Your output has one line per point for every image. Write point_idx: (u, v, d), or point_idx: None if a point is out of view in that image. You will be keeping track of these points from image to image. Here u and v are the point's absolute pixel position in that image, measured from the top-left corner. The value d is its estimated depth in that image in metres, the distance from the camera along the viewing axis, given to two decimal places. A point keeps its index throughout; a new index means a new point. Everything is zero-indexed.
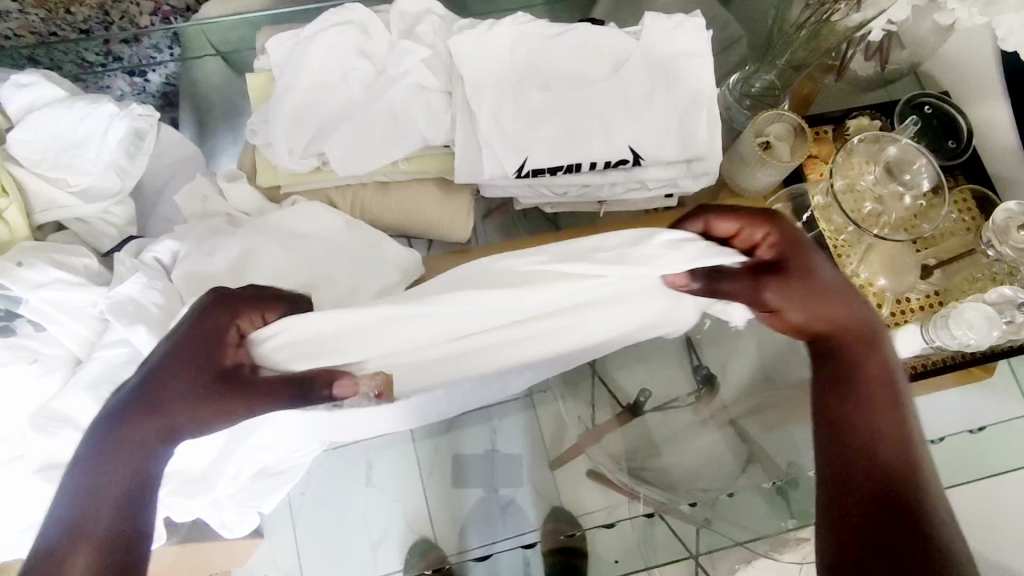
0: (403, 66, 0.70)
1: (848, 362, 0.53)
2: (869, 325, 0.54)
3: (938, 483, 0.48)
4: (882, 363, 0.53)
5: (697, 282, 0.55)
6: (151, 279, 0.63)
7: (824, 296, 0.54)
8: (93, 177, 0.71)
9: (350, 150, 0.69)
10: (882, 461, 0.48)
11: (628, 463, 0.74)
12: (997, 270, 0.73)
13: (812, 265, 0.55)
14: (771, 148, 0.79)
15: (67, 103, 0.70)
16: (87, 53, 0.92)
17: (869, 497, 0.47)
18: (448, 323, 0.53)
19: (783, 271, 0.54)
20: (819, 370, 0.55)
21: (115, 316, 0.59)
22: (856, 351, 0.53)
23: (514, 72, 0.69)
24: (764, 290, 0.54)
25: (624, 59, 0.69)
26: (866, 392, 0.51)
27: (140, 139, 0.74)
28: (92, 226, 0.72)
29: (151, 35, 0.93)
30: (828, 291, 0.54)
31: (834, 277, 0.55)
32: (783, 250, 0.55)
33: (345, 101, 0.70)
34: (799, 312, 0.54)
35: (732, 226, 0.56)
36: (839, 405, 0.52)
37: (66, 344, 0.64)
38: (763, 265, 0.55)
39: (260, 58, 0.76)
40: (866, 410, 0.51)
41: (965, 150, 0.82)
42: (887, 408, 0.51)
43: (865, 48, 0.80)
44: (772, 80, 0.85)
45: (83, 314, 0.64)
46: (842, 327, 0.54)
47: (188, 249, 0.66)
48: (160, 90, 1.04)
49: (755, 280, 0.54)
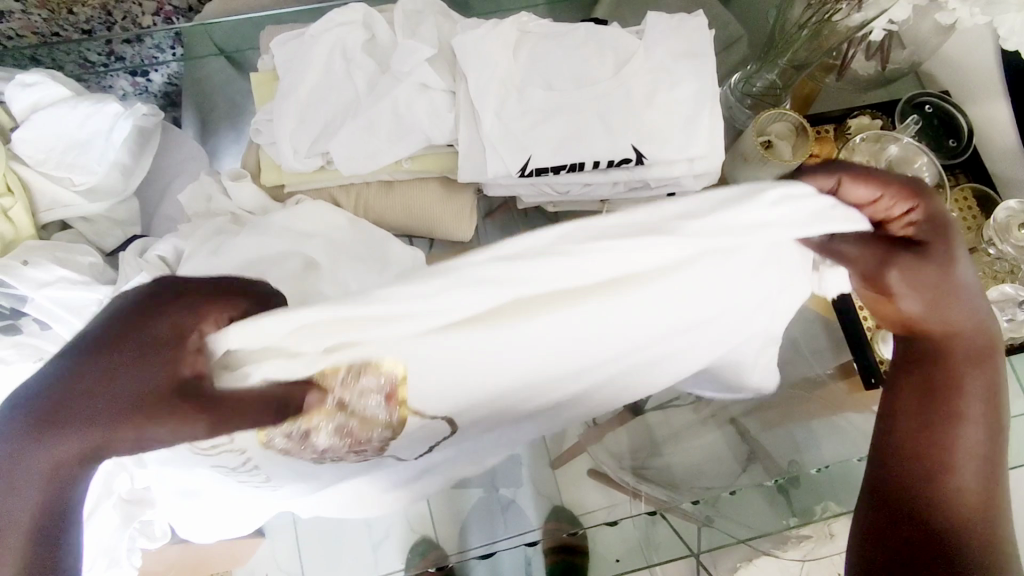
0: (406, 66, 0.68)
1: (945, 380, 0.48)
2: (984, 338, 0.47)
3: (1004, 529, 0.46)
4: (985, 385, 0.47)
5: (817, 235, 0.47)
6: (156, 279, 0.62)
7: (948, 297, 0.46)
8: (98, 176, 0.71)
9: (353, 150, 0.69)
10: (948, 498, 0.46)
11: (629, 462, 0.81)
12: (997, 269, 0.74)
13: (954, 257, 0.46)
14: (772, 147, 0.80)
15: (72, 102, 0.69)
16: (90, 53, 0.92)
17: (919, 535, 0.46)
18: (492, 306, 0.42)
19: (916, 256, 0.46)
20: (902, 372, 0.50)
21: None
22: (960, 366, 0.48)
23: (518, 71, 0.69)
24: (888, 269, 0.46)
25: (627, 59, 0.69)
26: (949, 417, 0.47)
27: (144, 138, 0.75)
28: (97, 225, 0.73)
29: (153, 36, 0.92)
30: (954, 291, 0.47)
31: (971, 276, 0.47)
32: (923, 232, 0.46)
33: (349, 101, 0.70)
34: (917, 307, 0.47)
35: (870, 194, 0.46)
36: (914, 424, 0.48)
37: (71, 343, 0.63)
38: (896, 244, 0.47)
39: (264, 58, 0.76)
40: (941, 438, 0.47)
41: (964, 149, 0.82)
42: (975, 438, 0.47)
43: (866, 48, 0.80)
44: (773, 79, 0.86)
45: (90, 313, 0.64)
46: (955, 334, 0.47)
47: (193, 247, 0.66)
48: (163, 90, 1.04)
49: (882, 252, 0.47)
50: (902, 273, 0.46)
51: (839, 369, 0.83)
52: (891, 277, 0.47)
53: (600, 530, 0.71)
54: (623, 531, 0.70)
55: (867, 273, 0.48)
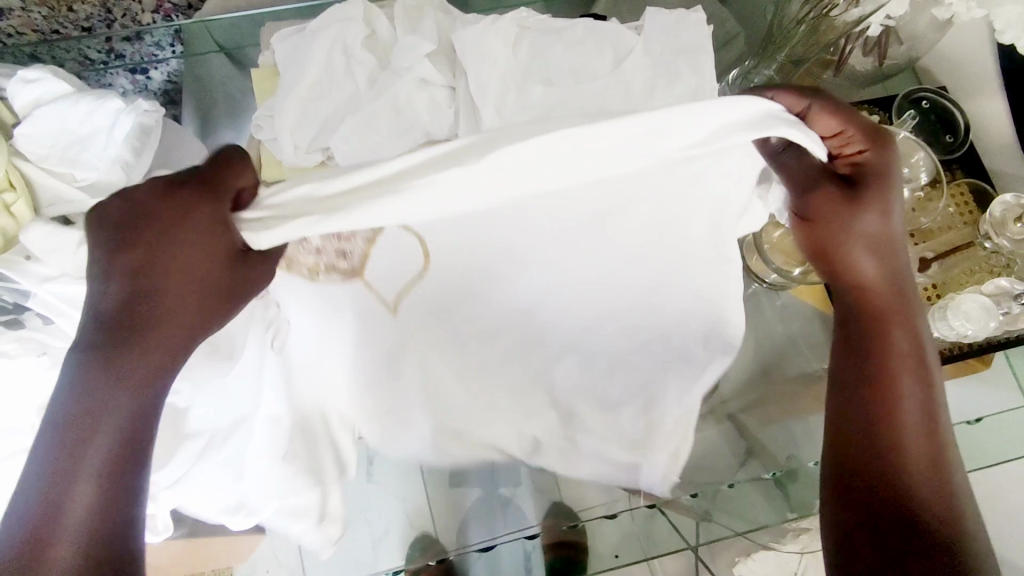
0: (407, 61, 0.69)
1: (879, 331, 0.54)
2: (903, 292, 0.55)
3: (954, 466, 0.53)
4: (911, 336, 0.54)
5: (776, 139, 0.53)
6: None
7: (878, 246, 0.53)
8: (99, 171, 0.70)
9: (354, 145, 0.69)
10: (899, 446, 0.52)
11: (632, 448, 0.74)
12: (995, 262, 0.76)
13: (886, 204, 0.53)
14: None
15: (74, 99, 0.70)
16: (90, 51, 0.93)
17: (882, 485, 0.51)
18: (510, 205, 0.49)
19: (855, 199, 0.52)
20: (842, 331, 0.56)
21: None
22: (889, 323, 0.54)
23: (517, 65, 0.70)
24: (820, 197, 0.53)
25: (627, 53, 0.70)
26: (888, 373, 0.53)
27: (147, 135, 0.73)
28: None
29: (153, 33, 0.93)
30: (883, 242, 0.53)
31: (897, 226, 0.54)
32: (865, 171, 0.53)
33: (352, 97, 0.70)
34: (858, 261, 0.54)
35: (830, 125, 0.53)
36: (858, 386, 0.54)
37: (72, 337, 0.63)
38: (839, 175, 0.53)
39: (265, 54, 0.76)
40: (885, 393, 0.53)
41: (962, 145, 0.83)
42: (912, 387, 0.53)
43: (863, 43, 0.80)
44: (772, 74, 0.87)
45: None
46: (883, 291, 0.54)
47: None
48: (163, 87, 1.04)
49: (825, 184, 0.53)
50: (836, 215, 0.53)
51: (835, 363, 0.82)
52: (824, 210, 0.53)
53: (600, 522, 0.71)
54: (623, 527, 0.71)
55: (801, 198, 0.54)
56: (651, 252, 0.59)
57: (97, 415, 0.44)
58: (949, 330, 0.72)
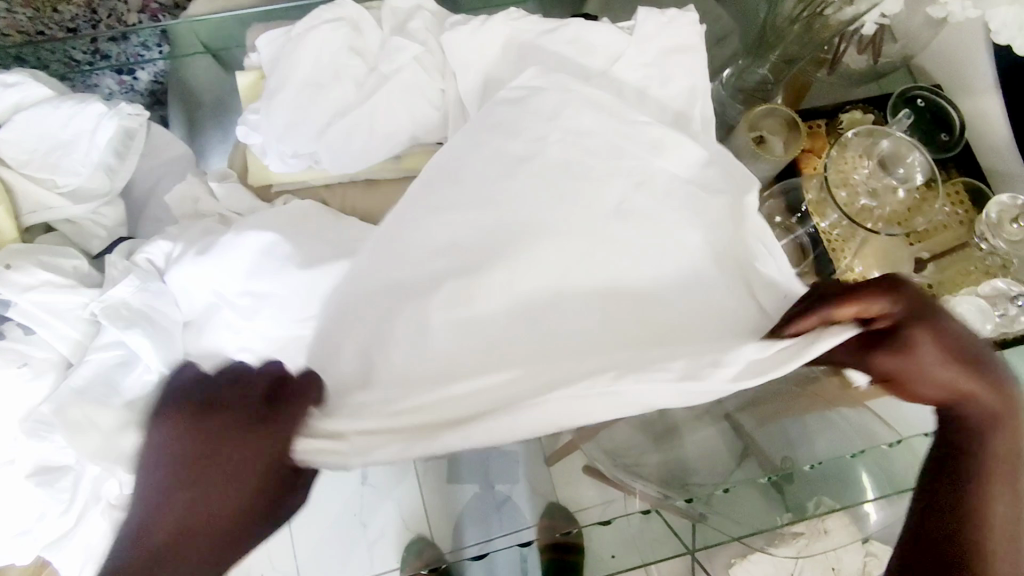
0: (394, 64, 0.69)
1: (960, 434, 0.48)
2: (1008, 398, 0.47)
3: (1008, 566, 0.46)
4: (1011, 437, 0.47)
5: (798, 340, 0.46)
6: (145, 280, 0.64)
7: (945, 367, 0.46)
8: (82, 177, 0.70)
9: (344, 148, 0.68)
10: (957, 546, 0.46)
11: (620, 461, 0.73)
12: (991, 263, 0.75)
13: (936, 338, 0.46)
14: (765, 143, 0.80)
15: (55, 104, 0.69)
16: (75, 52, 0.91)
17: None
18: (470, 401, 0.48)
19: (893, 344, 0.46)
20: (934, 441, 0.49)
21: (109, 319, 0.62)
22: (975, 425, 0.47)
23: (508, 68, 0.68)
24: (872, 356, 0.47)
25: (618, 55, 0.69)
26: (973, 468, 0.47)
27: (130, 139, 0.75)
28: (82, 227, 0.71)
29: (139, 33, 0.92)
30: (956, 360, 0.46)
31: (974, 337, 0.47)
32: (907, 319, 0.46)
33: (338, 100, 0.68)
34: (927, 387, 0.47)
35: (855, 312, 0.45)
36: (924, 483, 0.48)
37: (56, 347, 0.63)
38: (875, 334, 0.46)
39: (250, 57, 0.75)
40: (951, 483, 0.47)
41: (958, 144, 0.82)
42: (997, 488, 0.46)
43: (858, 40, 0.80)
44: (766, 75, 0.85)
45: (71, 316, 0.64)
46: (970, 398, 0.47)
47: (182, 248, 0.66)
48: (150, 88, 1.01)
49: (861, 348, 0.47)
50: (920, 359, 0.46)
51: None
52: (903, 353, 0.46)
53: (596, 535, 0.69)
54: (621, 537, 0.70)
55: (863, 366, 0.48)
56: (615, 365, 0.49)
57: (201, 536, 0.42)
58: None
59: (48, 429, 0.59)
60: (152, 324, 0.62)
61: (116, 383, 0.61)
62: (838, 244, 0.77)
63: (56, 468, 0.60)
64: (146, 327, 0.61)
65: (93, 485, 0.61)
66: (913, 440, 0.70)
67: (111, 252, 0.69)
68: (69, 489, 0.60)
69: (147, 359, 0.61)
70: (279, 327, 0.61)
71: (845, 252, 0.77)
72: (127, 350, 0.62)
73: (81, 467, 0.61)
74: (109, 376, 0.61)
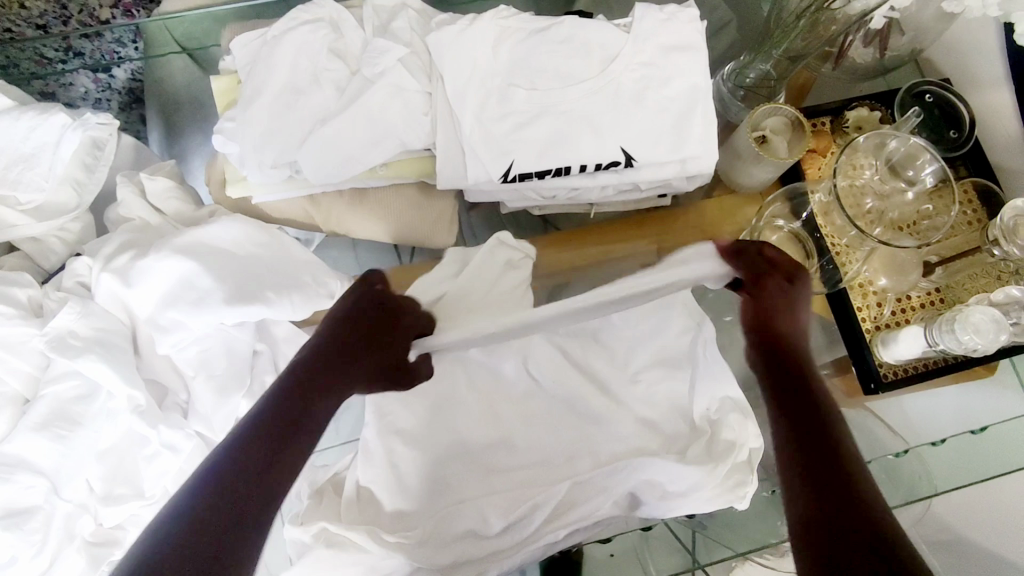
0: (378, 67, 0.65)
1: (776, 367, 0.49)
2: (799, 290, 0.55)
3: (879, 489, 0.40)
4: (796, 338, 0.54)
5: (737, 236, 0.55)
6: (84, 306, 0.61)
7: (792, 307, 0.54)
8: (47, 193, 0.67)
9: (324, 158, 0.64)
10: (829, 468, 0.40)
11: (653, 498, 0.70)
12: (1003, 268, 0.71)
13: (797, 297, 0.54)
14: (767, 143, 0.77)
15: (16, 116, 0.67)
16: (46, 50, 0.86)
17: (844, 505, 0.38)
18: (467, 444, 0.68)
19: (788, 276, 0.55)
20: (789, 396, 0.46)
21: (57, 352, 0.59)
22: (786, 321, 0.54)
23: (498, 69, 0.65)
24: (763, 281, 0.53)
25: (613, 55, 0.65)
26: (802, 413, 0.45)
27: (98, 149, 0.71)
28: (45, 244, 0.69)
29: (113, 30, 0.87)
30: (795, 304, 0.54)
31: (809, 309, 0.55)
32: (782, 264, 0.55)
33: (319, 107, 0.64)
34: (801, 311, 0.54)
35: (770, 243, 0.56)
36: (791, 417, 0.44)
37: (7, 382, 0.61)
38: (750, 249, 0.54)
39: (225, 59, 0.71)
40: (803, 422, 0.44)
41: (967, 141, 0.78)
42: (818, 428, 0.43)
43: (864, 34, 0.76)
44: (767, 70, 0.82)
45: (27, 349, 0.62)
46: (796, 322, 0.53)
47: (121, 267, 0.63)
48: (128, 86, 0.95)
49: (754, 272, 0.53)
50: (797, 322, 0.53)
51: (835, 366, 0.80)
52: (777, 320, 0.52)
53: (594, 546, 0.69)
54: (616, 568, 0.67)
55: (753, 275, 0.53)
56: (568, 431, 0.68)
57: (274, 479, 0.41)
58: (956, 344, 0.66)
59: (8, 471, 0.57)
60: (106, 349, 0.60)
61: (78, 417, 0.59)
62: (843, 250, 0.76)
63: (23, 511, 0.57)
64: (100, 352, 0.59)
65: (66, 522, 0.59)
66: (922, 451, 0.68)
67: (60, 277, 0.67)
68: (40, 530, 0.57)
69: (112, 387, 0.59)
70: (175, 355, 0.63)
71: (852, 258, 0.75)
72: (85, 380, 0.60)
73: (52, 505, 0.58)
74: (68, 410, 0.59)
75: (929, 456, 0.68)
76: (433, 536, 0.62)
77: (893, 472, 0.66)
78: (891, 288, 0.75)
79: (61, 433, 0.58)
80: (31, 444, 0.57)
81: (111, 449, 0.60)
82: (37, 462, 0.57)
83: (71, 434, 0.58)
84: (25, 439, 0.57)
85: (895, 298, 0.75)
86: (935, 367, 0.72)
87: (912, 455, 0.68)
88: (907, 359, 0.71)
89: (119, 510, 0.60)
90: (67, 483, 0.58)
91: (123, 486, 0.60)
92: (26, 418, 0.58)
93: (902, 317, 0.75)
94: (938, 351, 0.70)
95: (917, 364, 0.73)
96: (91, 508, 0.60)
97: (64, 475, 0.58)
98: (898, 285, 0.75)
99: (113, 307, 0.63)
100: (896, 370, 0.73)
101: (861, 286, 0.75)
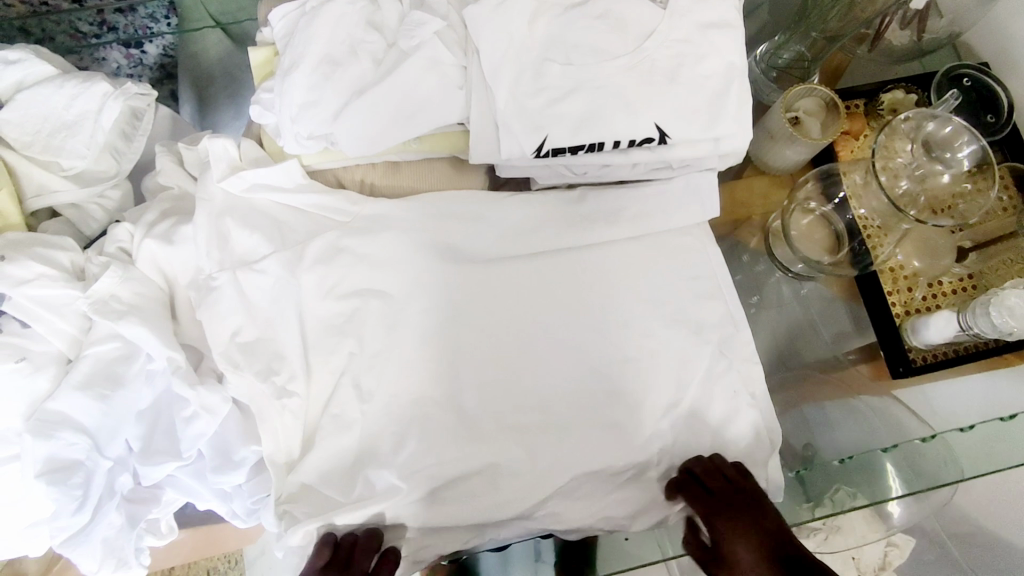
0: (415, 39, 0.64)
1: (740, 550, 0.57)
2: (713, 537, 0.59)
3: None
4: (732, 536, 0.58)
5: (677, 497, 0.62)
6: (126, 270, 0.64)
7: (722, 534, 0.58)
8: (87, 160, 0.69)
9: (360, 130, 0.64)
10: None
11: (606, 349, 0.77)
12: None
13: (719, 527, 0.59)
14: (801, 124, 0.76)
15: (58, 82, 0.67)
16: (81, 23, 0.86)
17: None
18: (390, 365, 0.65)
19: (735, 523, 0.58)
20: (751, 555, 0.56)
21: (100, 315, 0.61)
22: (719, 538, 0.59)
23: (533, 44, 0.64)
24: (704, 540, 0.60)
25: (649, 32, 0.65)
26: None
27: (136, 119, 0.73)
28: (83, 210, 0.71)
29: (146, 5, 0.87)
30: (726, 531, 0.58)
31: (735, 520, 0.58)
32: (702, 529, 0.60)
33: (357, 80, 0.64)
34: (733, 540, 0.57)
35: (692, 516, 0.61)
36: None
37: (51, 342, 0.63)
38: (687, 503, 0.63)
39: (262, 32, 0.72)
40: None
41: (1005, 126, 0.77)
42: None
43: (903, 13, 0.75)
44: (801, 51, 0.83)
45: (68, 311, 0.64)
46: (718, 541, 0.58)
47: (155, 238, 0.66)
48: (158, 62, 0.96)
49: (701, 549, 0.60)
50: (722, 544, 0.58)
51: (861, 347, 0.78)
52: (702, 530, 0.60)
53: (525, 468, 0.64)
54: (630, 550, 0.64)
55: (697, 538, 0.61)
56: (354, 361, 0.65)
57: None
58: (990, 328, 0.66)
59: (54, 428, 0.59)
60: (144, 314, 0.62)
61: (120, 376, 0.62)
62: (877, 233, 0.75)
63: None
64: (140, 317, 0.62)
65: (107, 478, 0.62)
66: (948, 437, 0.64)
67: (99, 242, 0.68)
68: (81, 485, 0.59)
69: (151, 350, 0.62)
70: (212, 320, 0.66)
71: (885, 241, 0.75)
72: (126, 342, 0.63)
73: (95, 462, 0.61)
74: (111, 369, 0.62)
75: (955, 441, 0.64)
76: (434, 489, 0.63)
77: (917, 459, 0.63)
78: (923, 272, 0.75)
79: (103, 392, 0.61)
80: (73, 401, 0.60)
81: (149, 410, 0.64)
82: (78, 418, 0.60)
83: (111, 393, 0.61)
84: (66, 397, 0.60)
85: (927, 283, 0.75)
86: (965, 352, 0.72)
87: (938, 441, 0.64)
88: (938, 343, 0.71)
89: (156, 469, 0.62)
90: (108, 441, 0.61)
91: (159, 445, 0.63)
92: (70, 377, 0.61)
93: (933, 302, 0.74)
94: (971, 335, 0.69)
95: (945, 350, 0.73)
96: (129, 464, 0.64)
97: (104, 433, 0.61)
98: (931, 269, 0.74)
99: (151, 270, 0.66)
100: (925, 355, 0.73)
101: (893, 269, 0.75)
